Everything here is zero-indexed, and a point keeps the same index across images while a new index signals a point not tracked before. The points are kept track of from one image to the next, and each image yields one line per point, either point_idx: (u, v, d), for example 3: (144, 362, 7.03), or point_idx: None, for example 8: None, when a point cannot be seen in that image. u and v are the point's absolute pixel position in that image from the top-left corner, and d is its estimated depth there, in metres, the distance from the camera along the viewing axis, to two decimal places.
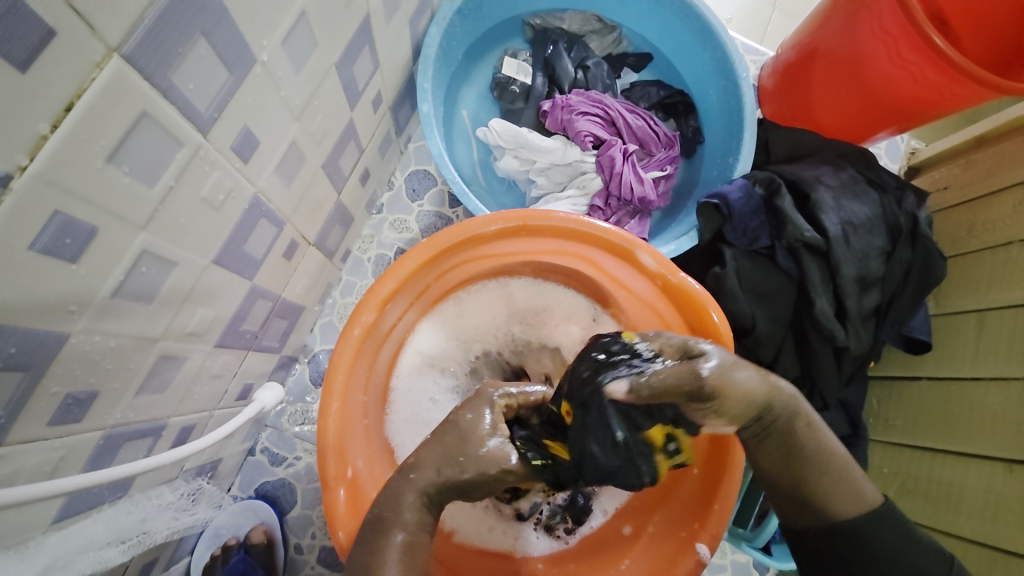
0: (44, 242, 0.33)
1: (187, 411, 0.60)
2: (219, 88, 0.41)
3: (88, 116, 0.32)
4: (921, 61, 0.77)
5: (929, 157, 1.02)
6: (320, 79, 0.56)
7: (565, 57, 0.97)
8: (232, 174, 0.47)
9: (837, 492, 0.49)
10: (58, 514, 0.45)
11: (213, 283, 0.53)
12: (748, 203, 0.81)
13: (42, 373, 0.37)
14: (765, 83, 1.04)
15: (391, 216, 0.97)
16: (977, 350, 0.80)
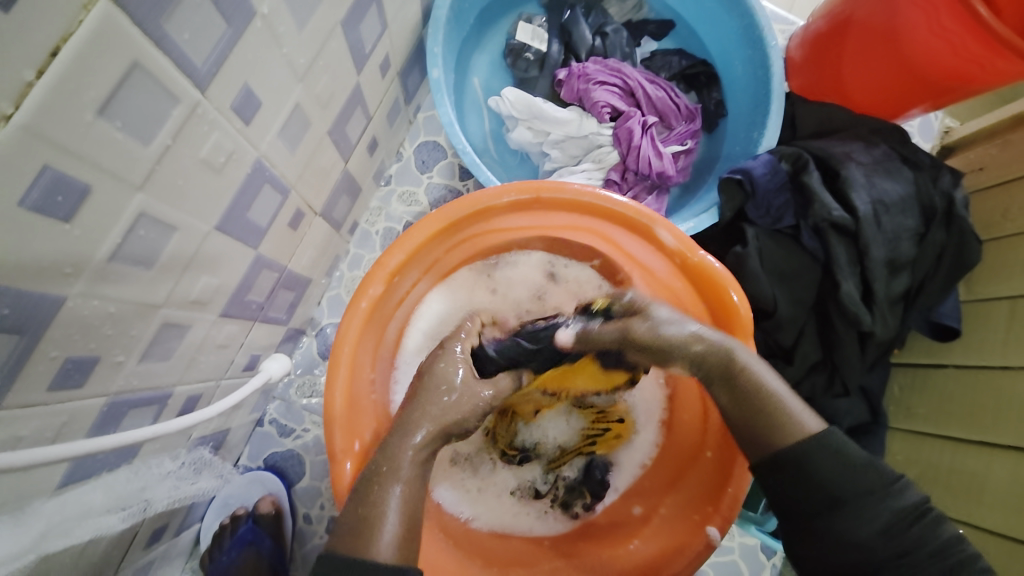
0: (34, 199, 0.31)
1: (193, 381, 0.59)
2: (217, 41, 0.39)
3: (75, 63, 0.29)
4: (963, 31, 0.71)
5: (965, 136, 0.97)
6: (324, 38, 0.53)
7: (583, 23, 0.93)
8: (233, 135, 0.45)
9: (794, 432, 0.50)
10: (61, 480, 0.45)
11: (216, 251, 0.51)
12: (773, 179, 0.78)
13: (38, 337, 0.36)
14: (793, 53, 0.99)
15: (400, 188, 0.95)
16: (1008, 338, 0.76)
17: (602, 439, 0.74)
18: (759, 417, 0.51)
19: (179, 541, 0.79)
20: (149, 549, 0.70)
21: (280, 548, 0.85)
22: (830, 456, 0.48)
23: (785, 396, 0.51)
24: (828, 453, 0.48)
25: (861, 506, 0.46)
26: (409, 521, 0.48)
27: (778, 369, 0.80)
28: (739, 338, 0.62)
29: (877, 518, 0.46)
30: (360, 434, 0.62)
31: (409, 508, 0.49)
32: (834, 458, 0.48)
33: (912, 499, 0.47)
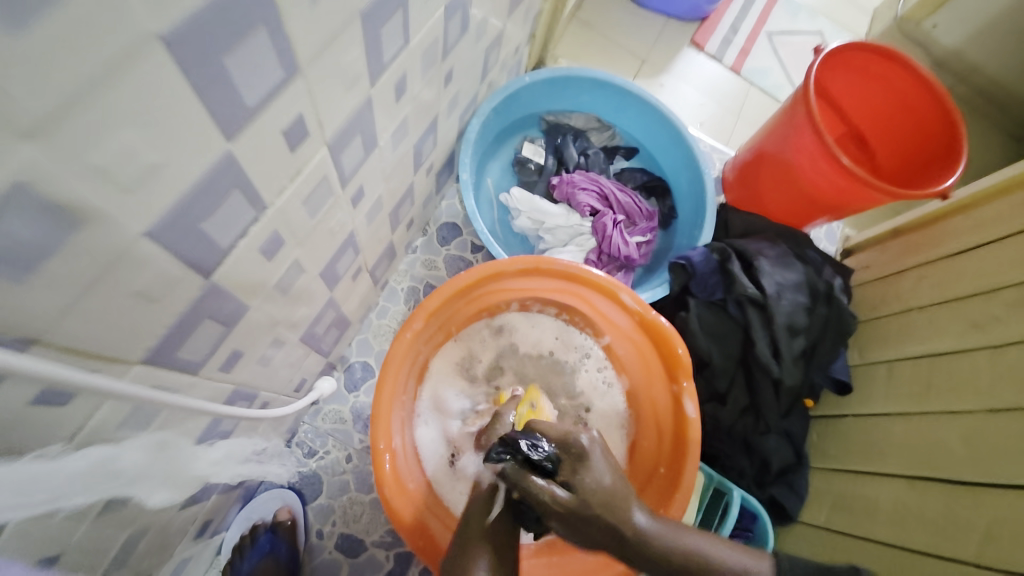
0: (264, 246, 0.52)
1: (270, 388, 0.78)
2: (357, 162, 0.63)
3: (306, 177, 0.52)
4: (834, 172, 1.07)
5: (861, 243, 1.31)
6: (403, 155, 0.80)
7: (571, 146, 1.26)
8: (345, 215, 0.69)
9: (712, 569, 0.63)
10: (201, 437, 0.60)
11: (313, 289, 0.73)
12: (707, 265, 1.05)
13: (230, 330, 0.56)
14: (728, 175, 1.33)
15: (423, 256, 1.20)
16: (887, 391, 1.02)
17: None
18: (693, 572, 0.63)
19: (210, 545, 0.90)
20: (195, 541, 0.84)
21: (294, 555, 0.97)
22: (795, 566, 0.67)
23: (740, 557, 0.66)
24: (792, 570, 0.66)
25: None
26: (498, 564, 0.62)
27: (717, 411, 1.03)
28: (682, 377, 0.86)
29: (799, 566, 0.67)
30: (392, 438, 0.80)
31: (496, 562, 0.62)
32: (791, 567, 0.66)
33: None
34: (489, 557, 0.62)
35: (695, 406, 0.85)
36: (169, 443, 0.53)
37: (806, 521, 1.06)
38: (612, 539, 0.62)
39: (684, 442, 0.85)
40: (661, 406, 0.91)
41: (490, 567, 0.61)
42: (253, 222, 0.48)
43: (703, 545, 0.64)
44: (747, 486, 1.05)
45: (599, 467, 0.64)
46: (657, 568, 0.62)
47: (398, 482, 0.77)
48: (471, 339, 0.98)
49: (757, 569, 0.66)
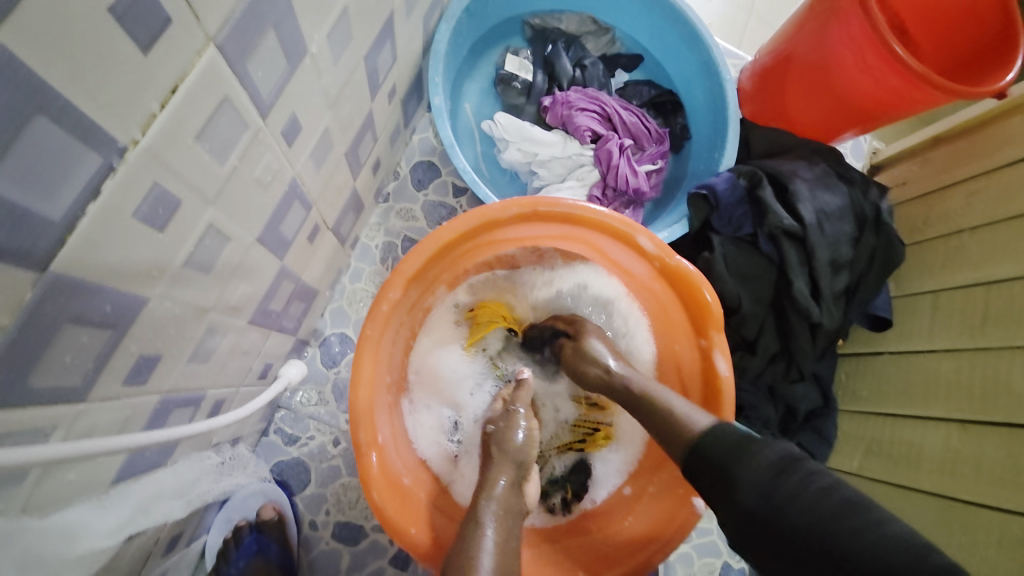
0: (144, 210, 0.36)
1: (221, 384, 0.63)
2: (278, 77, 0.45)
3: (188, 97, 0.35)
4: (885, 67, 0.86)
5: (890, 156, 1.12)
6: (351, 71, 0.60)
7: (564, 56, 1.04)
8: (279, 156, 0.51)
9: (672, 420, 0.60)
10: (118, 474, 0.47)
11: (254, 261, 0.56)
12: (733, 194, 0.89)
13: (125, 333, 0.40)
14: (744, 85, 1.13)
15: (397, 205, 1.01)
16: (932, 326, 0.89)
17: (591, 439, 0.84)
18: (665, 428, 0.61)
19: (189, 552, 0.79)
20: (166, 557, 0.71)
21: (288, 554, 0.87)
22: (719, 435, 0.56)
23: (690, 406, 0.61)
24: (719, 432, 0.56)
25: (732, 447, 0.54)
26: (500, 561, 0.56)
27: (745, 360, 0.92)
28: (713, 330, 0.71)
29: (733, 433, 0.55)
30: (381, 430, 0.67)
31: (501, 555, 0.57)
32: (714, 439, 0.56)
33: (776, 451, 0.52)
34: (490, 541, 0.58)
35: (728, 362, 0.70)
36: (63, 491, 0.41)
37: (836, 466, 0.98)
38: (598, 390, 0.70)
39: (717, 404, 0.70)
40: (685, 364, 0.76)
41: (495, 559, 0.56)
42: (104, 175, 0.32)
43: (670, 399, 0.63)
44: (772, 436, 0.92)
45: (593, 352, 0.71)
46: (643, 411, 0.64)
47: (390, 480, 0.65)
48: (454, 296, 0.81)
49: (695, 423, 0.59)
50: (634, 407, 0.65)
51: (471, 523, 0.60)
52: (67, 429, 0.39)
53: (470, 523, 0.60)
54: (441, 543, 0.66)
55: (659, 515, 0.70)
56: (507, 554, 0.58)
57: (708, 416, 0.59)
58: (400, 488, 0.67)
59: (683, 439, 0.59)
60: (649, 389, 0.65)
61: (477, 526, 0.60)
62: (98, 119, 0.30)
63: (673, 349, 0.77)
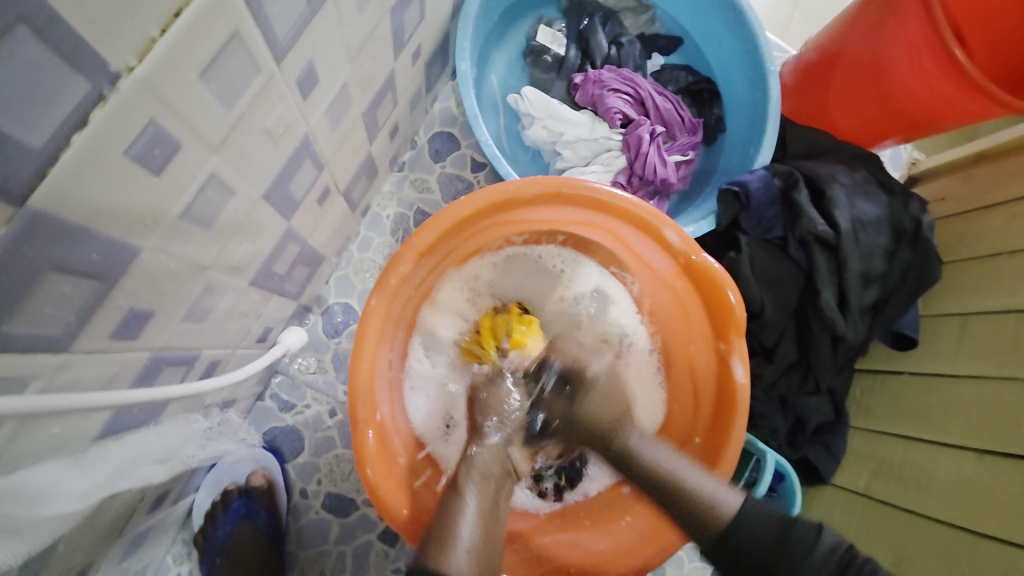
0: (137, 149, 0.33)
1: (217, 345, 0.60)
2: (296, 18, 0.41)
3: (192, 26, 0.31)
4: (941, 74, 0.79)
5: (931, 168, 1.06)
6: (375, 23, 0.56)
7: (600, 31, 0.98)
8: (292, 109, 0.47)
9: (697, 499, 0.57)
10: (101, 431, 0.44)
11: (259, 219, 0.53)
12: (766, 193, 0.85)
13: (113, 286, 0.37)
14: (785, 80, 1.06)
15: (412, 175, 0.97)
16: (958, 348, 0.84)
17: None
18: (684, 511, 0.58)
19: (175, 511, 0.78)
20: (151, 514, 0.70)
21: (276, 521, 0.85)
22: (755, 517, 0.56)
23: (709, 482, 0.59)
24: (752, 519, 0.56)
25: (787, 552, 0.53)
26: (480, 539, 0.55)
27: (760, 368, 0.88)
28: (733, 334, 0.66)
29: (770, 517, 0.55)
30: (379, 406, 0.64)
31: (480, 529, 0.56)
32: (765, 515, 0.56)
33: (831, 546, 0.53)
34: (472, 513, 0.57)
35: (746, 368, 0.66)
36: (46, 443, 0.39)
37: (839, 485, 0.93)
38: (587, 439, 0.67)
39: (729, 411, 0.66)
40: (700, 367, 0.72)
41: (474, 530, 0.56)
42: (93, 103, 0.29)
43: (676, 465, 0.60)
44: (777, 446, 0.90)
45: (600, 396, 0.69)
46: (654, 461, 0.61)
47: (386, 459, 0.62)
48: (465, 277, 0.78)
49: (724, 508, 0.57)
50: (642, 481, 0.61)
51: (453, 494, 0.59)
52: (47, 381, 0.36)
53: (452, 497, 0.59)
54: (422, 517, 0.63)
55: (655, 523, 0.67)
56: (490, 541, 0.56)
57: (734, 495, 0.58)
58: (395, 467, 0.64)
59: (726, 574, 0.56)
60: (657, 458, 0.62)
61: (459, 497, 0.59)
62: (88, 39, 0.27)
63: (689, 350, 0.73)
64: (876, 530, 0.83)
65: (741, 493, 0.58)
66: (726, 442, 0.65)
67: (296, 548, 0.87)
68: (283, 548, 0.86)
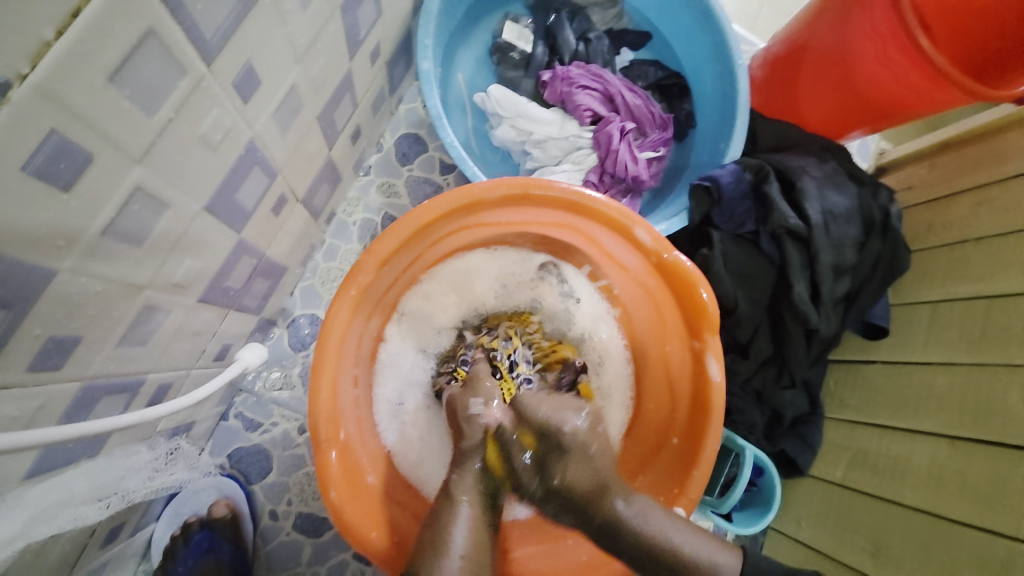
0: (38, 163, 0.29)
1: (166, 368, 0.56)
2: (227, 14, 0.38)
3: (96, 24, 0.28)
4: (906, 63, 0.79)
5: (896, 158, 1.06)
6: (324, 22, 0.53)
7: (567, 27, 0.96)
8: (232, 113, 0.44)
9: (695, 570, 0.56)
10: (30, 470, 0.41)
11: (202, 232, 0.49)
12: (737, 188, 0.84)
13: (24, 314, 0.34)
14: (754, 74, 1.06)
15: (379, 179, 0.94)
16: (929, 336, 0.84)
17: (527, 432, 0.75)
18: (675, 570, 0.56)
19: (134, 541, 0.74)
20: (105, 549, 0.66)
21: (241, 551, 0.81)
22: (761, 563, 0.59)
23: (709, 549, 0.58)
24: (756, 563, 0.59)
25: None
26: (473, 546, 0.56)
27: (737, 364, 0.87)
28: (707, 333, 0.64)
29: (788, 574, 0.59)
30: (343, 424, 0.61)
31: (474, 531, 0.57)
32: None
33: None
34: (464, 520, 0.58)
35: (721, 367, 0.64)
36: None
37: (816, 476, 0.93)
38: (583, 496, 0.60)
39: (706, 413, 0.64)
40: (676, 367, 0.70)
41: (467, 538, 0.56)
42: None
43: (675, 535, 0.57)
44: (756, 441, 0.90)
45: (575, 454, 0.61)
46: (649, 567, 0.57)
47: (351, 480, 0.59)
48: (448, 280, 0.76)
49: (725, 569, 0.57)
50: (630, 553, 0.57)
51: (444, 503, 0.60)
52: None
53: (444, 505, 0.59)
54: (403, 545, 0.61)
55: None
56: (483, 548, 0.57)
57: (734, 557, 0.59)
58: (363, 490, 0.61)
59: None
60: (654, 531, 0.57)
61: (453, 504, 0.59)
62: None
63: (664, 350, 0.72)
64: (855, 521, 0.83)
65: (739, 555, 0.59)
66: (702, 443, 0.63)
67: (266, 573, 0.83)
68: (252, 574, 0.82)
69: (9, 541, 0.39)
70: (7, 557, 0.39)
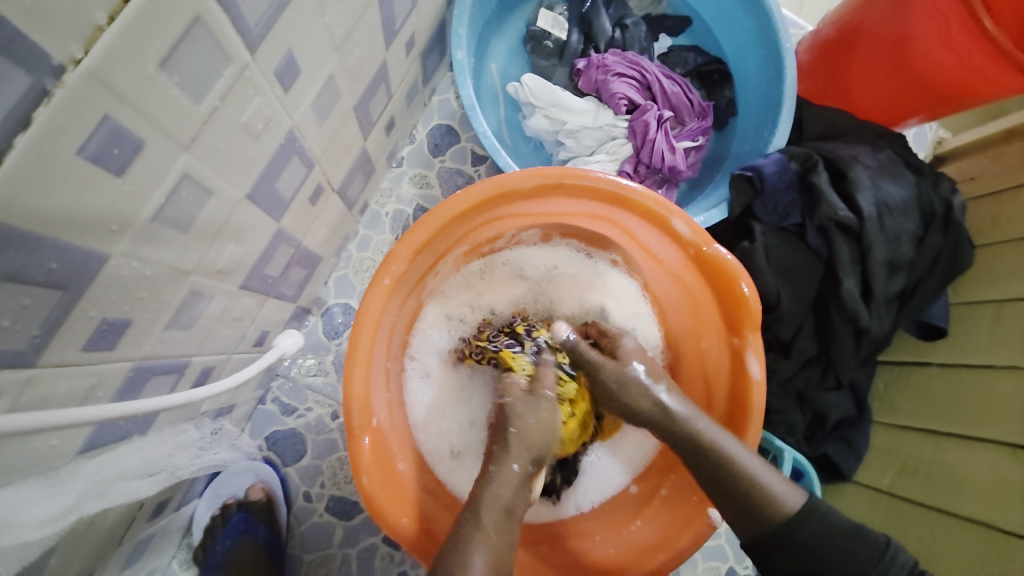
0: (92, 148, 0.30)
1: (210, 351, 0.58)
2: (270, 3, 0.38)
3: (145, 11, 0.29)
4: (972, 44, 0.73)
5: (957, 147, 0.98)
6: (361, 11, 0.53)
7: (603, 14, 0.94)
8: (273, 103, 0.45)
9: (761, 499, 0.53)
10: (85, 445, 0.44)
11: (244, 221, 0.50)
12: (782, 178, 0.80)
13: (80, 295, 0.35)
14: (801, 59, 1.00)
15: (411, 170, 0.94)
16: (992, 339, 0.78)
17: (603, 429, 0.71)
18: (744, 498, 0.53)
19: (178, 516, 0.78)
20: (152, 522, 0.69)
21: (275, 534, 0.84)
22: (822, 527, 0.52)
23: (777, 483, 0.54)
24: (821, 514, 0.53)
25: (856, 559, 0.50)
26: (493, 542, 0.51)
27: (778, 362, 0.84)
28: (748, 329, 0.62)
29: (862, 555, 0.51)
30: (375, 412, 0.62)
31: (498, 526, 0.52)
32: (817, 538, 0.51)
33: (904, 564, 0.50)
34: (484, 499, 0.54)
35: (762, 365, 0.61)
36: (37, 456, 0.39)
37: (862, 483, 0.88)
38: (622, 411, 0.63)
39: (745, 411, 0.62)
40: (713, 364, 0.68)
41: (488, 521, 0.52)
42: (37, 100, 0.26)
43: (745, 455, 0.54)
44: (796, 443, 0.86)
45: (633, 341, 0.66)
46: (708, 476, 0.55)
47: (382, 467, 0.60)
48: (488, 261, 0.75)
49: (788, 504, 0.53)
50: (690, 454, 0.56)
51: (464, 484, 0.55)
52: (13, 398, 0.35)
53: None
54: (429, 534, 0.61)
55: (667, 528, 0.63)
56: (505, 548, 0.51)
57: (798, 492, 0.54)
58: (394, 479, 0.62)
59: (768, 518, 0.53)
60: (719, 441, 0.55)
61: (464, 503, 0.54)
62: (29, 32, 0.24)
63: (701, 346, 0.69)
64: (903, 532, 0.78)
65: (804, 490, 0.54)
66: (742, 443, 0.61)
67: (300, 553, 0.85)
68: (286, 554, 0.85)
69: (66, 513, 0.41)
70: (62, 528, 0.41)
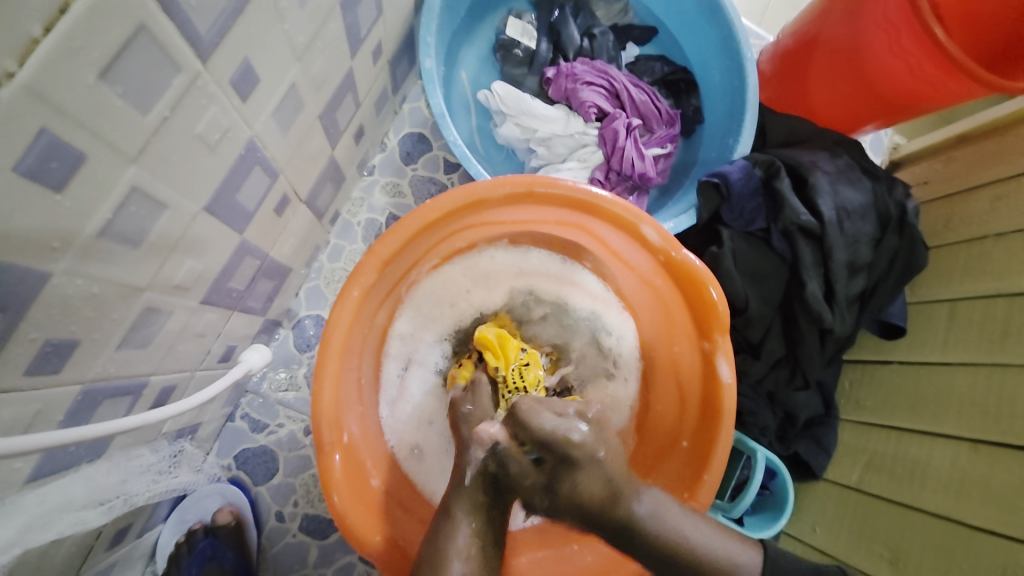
0: (28, 163, 0.29)
1: (169, 370, 0.56)
2: (222, 12, 0.37)
3: (83, 20, 0.28)
4: (921, 53, 0.77)
5: (912, 153, 1.03)
6: (323, 19, 0.52)
7: (571, 24, 0.95)
8: (230, 112, 0.43)
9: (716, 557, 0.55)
10: (33, 473, 0.41)
11: (203, 234, 0.49)
12: (746, 184, 0.82)
13: (19, 317, 0.34)
14: (763, 68, 1.03)
15: (383, 178, 0.93)
16: (948, 337, 0.82)
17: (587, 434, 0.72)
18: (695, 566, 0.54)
19: (140, 543, 0.74)
20: (111, 551, 0.66)
21: (244, 557, 0.81)
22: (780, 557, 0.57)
23: (728, 543, 0.56)
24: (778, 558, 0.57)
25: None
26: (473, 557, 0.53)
27: (748, 363, 0.86)
28: (717, 332, 0.63)
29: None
30: (347, 426, 0.61)
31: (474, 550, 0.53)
32: (786, 564, 0.57)
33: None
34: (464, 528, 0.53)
35: (731, 367, 0.63)
36: None
37: (831, 480, 0.90)
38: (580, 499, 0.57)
39: (716, 414, 0.63)
40: (684, 368, 0.69)
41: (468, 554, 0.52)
42: None
43: (701, 533, 0.55)
44: (769, 443, 0.88)
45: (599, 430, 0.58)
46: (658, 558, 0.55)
47: (354, 483, 0.59)
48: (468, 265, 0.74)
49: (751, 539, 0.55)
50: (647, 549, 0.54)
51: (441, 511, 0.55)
52: None
53: None
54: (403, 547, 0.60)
55: None
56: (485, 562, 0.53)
57: (754, 550, 0.57)
58: (368, 495, 0.61)
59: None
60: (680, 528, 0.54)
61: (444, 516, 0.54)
62: None
63: (672, 350, 0.70)
64: (871, 528, 0.80)
65: (759, 546, 0.58)
66: (714, 445, 0.62)
67: None
68: None
69: (7, 547, 0.38)
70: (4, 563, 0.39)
